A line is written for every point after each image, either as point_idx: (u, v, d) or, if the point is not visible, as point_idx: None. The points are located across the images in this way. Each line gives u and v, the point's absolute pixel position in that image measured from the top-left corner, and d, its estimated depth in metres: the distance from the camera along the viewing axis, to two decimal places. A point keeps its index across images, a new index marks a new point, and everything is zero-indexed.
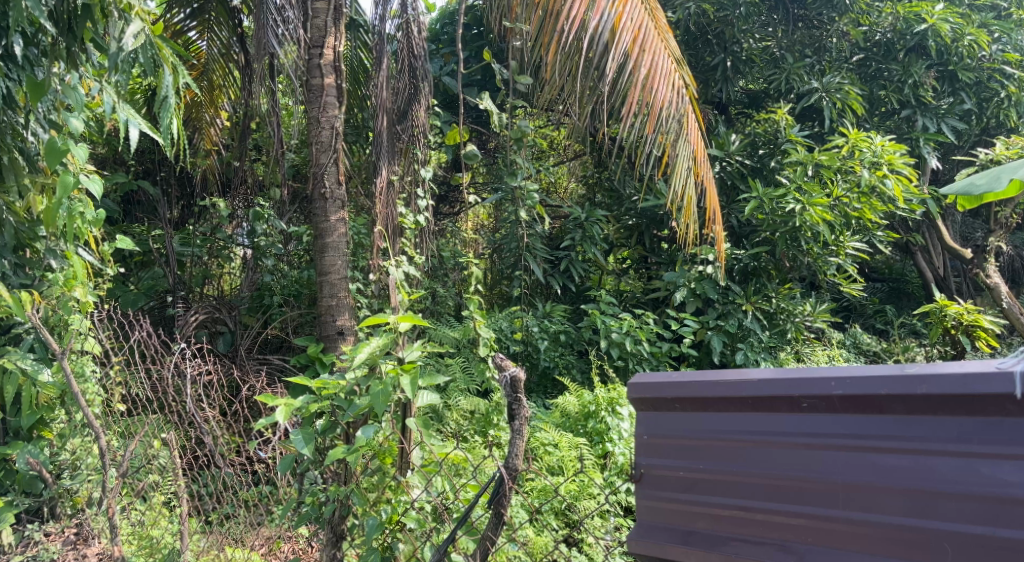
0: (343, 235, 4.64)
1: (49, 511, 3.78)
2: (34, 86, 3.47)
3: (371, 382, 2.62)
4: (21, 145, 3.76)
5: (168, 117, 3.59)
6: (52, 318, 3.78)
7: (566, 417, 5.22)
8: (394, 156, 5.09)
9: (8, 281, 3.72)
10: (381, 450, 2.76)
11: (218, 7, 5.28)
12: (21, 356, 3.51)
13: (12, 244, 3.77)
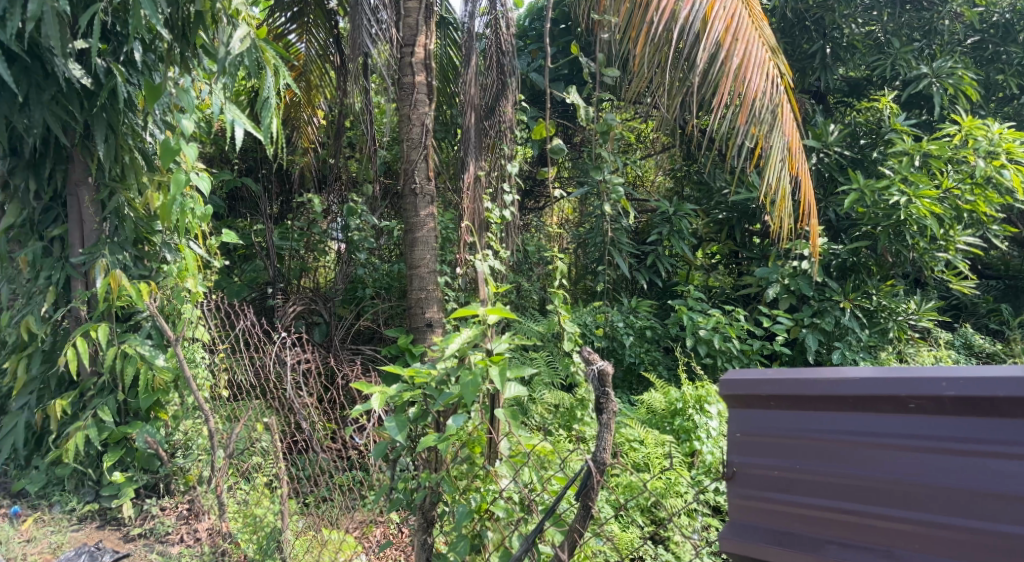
0: (432, 230, 4.74)
1: (164, 487, 4.01)
2: (152, 90, 3.69)
3: (461, 372, 2.69)
4: (140, 146, 4.04)
5: (269, 117, 3.79)
6: (167, 307, 4.04)
7: (652, 414, 5.16)
8: (481, 152, 5.16)
9: (128, 273, 4.01)
10: (470, 439, 2.81)
11: (317, 9, 5.51)
12: (140, 343, 3.86)
13: (132, 238, 4.05)
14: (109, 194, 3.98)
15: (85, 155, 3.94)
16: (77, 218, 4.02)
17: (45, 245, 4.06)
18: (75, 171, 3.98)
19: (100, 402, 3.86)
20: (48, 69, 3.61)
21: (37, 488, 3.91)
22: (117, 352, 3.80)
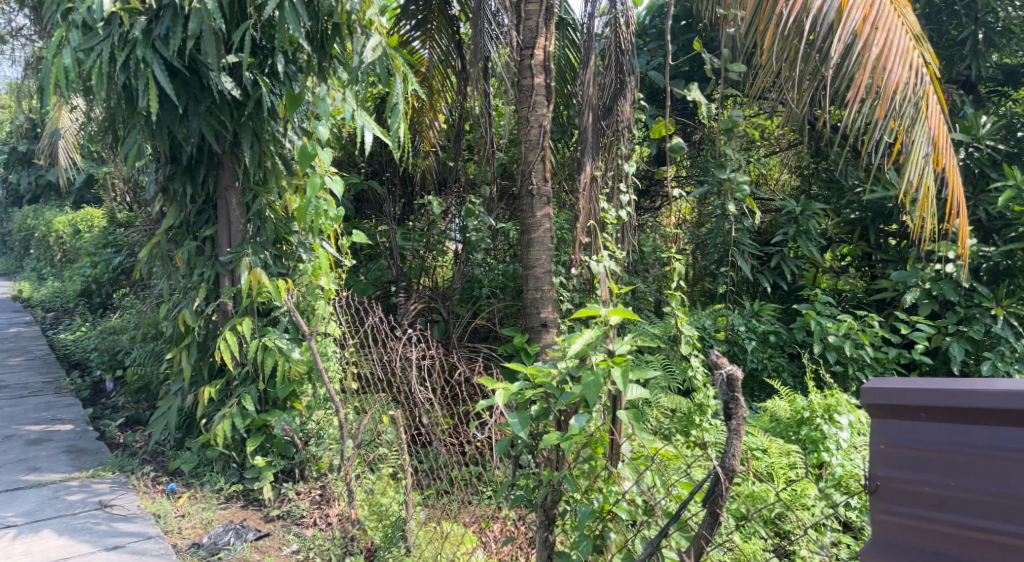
0: (548, 231, 4.77)
1: (299, 472, 4.24)
2: (294, 98, 3.97)
3: (583, 372, 2.67)
4: (280, 152, 4.31)
5: (398, 122, 3.95)
6: (303, 303, 4.28)
7: (776, 423, 4.94)
8: (598, 152, 5.13)
9: (268, 270, 4.30)
10: (593, 439, 2.76)
11: (440, 16, 5.70)
12: (278, 337, 4.14)
13: (273, 238, 4.33)
14: (253, 197, 4.28)
15: (234, 161, 4.26)
16: (226, 219, 4.36)
17: (198, 244, 4.43)
18: (224, 176, 4.32)
19: (244, 390, 4.19)
20: (205, 83, 3.92)
21: (190, 467, 4.25)
22: (259, 344, 4.10)
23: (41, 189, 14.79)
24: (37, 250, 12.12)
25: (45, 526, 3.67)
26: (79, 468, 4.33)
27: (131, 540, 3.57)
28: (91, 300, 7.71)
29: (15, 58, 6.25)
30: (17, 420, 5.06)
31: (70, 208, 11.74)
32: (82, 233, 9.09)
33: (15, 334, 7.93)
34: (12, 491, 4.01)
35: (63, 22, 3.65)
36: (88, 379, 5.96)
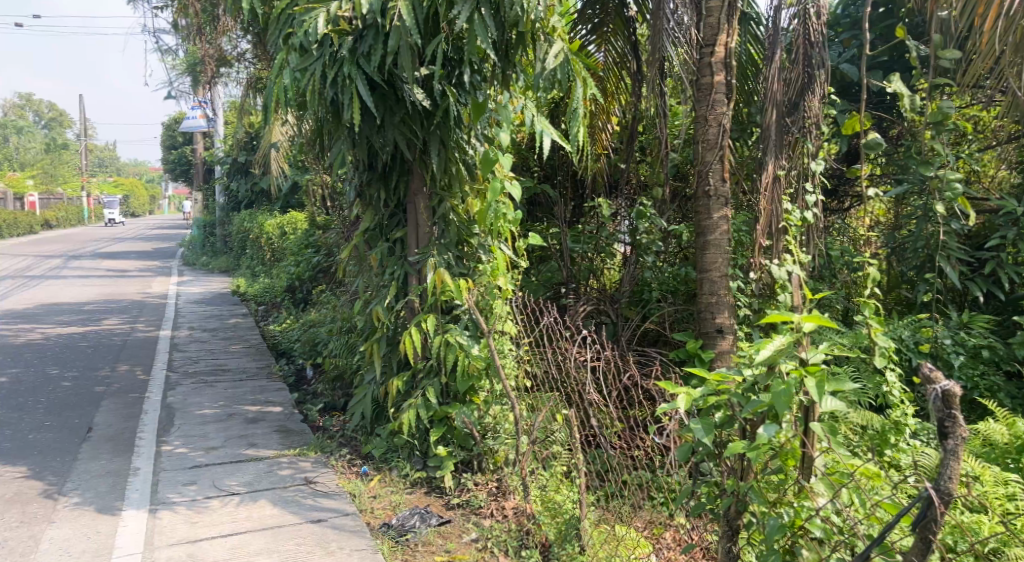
0: (726, 233, 4.55)
1: (477, 464, 4.36)
2: (478, 106, 4.10)
3: (772, 382, 2.51)
4: (464, 158, 4.48)
5: (577, 126, 3.97)
6: (482, 302, 4.44)
7: (991, 448, 4.41)
8: (781, 150, 4.80)
9: (451, 270, 4.53)
10: (783, 451, 2.55)
11: (616, 18, 5.58)
12: (459, 333, 4.33)
13: (456, 240, 4.56)
14: (439, 201, 4.53)
15: (422, 167, 4.52)
16: (414, 222, 4.65)
17: (389, 245, 4.76)
18: (414, 183, 4.60)
19: (428, 383, 4.43)
20: (400, 95, 4.21)
21: (380, 452, 4.55)
22: (441, 340, 4.32)
23: (256, 196, 16.66)
24: (251, 250, 13.66)
25: (261, 496, 4.12)
26: (287, 446, 4.81)
27: (332, 515, 3.91)
28: (295, 295, 8.55)
29: (238, 79, 7.08)
30: (238, 400, 5.74)
31: (278, 212, 13.10)
32: (288, 235, 10.12)
33: (235, 325, 9.01)
34: (234, 462, 4.54)
35: (284, 46, 4.09)
36: (293, 367, 6.63)
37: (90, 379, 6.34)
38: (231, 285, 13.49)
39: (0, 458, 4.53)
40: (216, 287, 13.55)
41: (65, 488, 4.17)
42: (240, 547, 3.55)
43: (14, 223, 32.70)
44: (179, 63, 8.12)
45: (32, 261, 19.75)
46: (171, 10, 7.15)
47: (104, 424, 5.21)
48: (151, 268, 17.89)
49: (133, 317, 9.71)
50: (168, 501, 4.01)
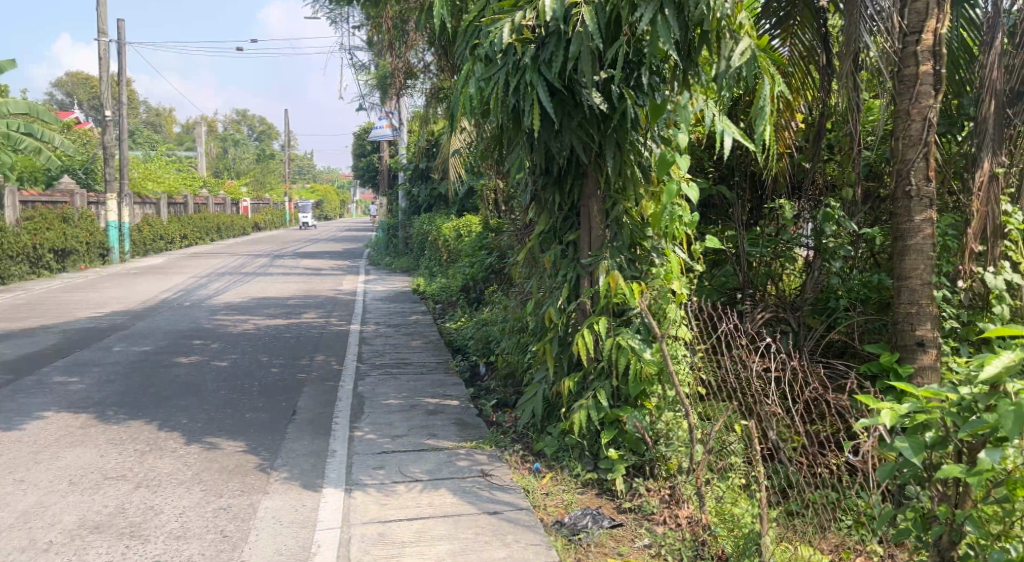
0: (930, 238, 4.08)
1: (649, 469, 4.28)
2: (656, 107, 4.00)
3: (996, 401, 2.21)
4: (640, 160, 4.38)
5: (763, 125, 3.67)
6: (655, 306, 4.31)
7: None
8: (1000, 146, 4.30)
9: (623, 273, 4.44)
10: (1011, 478, 2.26)
11: (805, 10, 5.24)
12: (631, 337, 4.26)
13: (629, 242, 4.46)
14: (612, 204, 4.49)
15: (597, 171, 4.51)
16: (587, 225, 4.67)
17: (562, 248, 4.83)
18: (589, 185, 4.62)
19: (599, 384, 4.38)
20: (578, 100, 4.21)
21: (552, 451, 4.62)
22: (614, 343, 4.24)
23: (434, 200, 17.65)
24: (430, 251, 14.48)
25: (442, 485, 4.34)
26: (464, 439, 5.04)
27: (507, 508, 4.04)
28: (471, 295, 8.99)
29: (423, 91, 7.53)
30: (419, 392, 6.11)
31: (454, 215, 13.78)
32: (464, 237, 10.61)
33: (414, 322, 9.60)
34: (417, 451, 4.83)
35: (471, 56, 4.29)
36: (467, 363, 6.95)
37: (293, 367, 7.04)
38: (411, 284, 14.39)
39: (224, 433, 5.15)
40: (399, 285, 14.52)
41: (275, 464, 4.66)
42: (424, 531, 3.76)
43: (230, 227, 37.11)
44: (371, 77, 8.76)
45: (243, 259, 22.26)
46: (366, 28, 7.74)
47: (306, 408, 5.75)
48: (342, 268, 19.52)
49: (327, 311, 10.66)
50: (361, 484, 4.35)
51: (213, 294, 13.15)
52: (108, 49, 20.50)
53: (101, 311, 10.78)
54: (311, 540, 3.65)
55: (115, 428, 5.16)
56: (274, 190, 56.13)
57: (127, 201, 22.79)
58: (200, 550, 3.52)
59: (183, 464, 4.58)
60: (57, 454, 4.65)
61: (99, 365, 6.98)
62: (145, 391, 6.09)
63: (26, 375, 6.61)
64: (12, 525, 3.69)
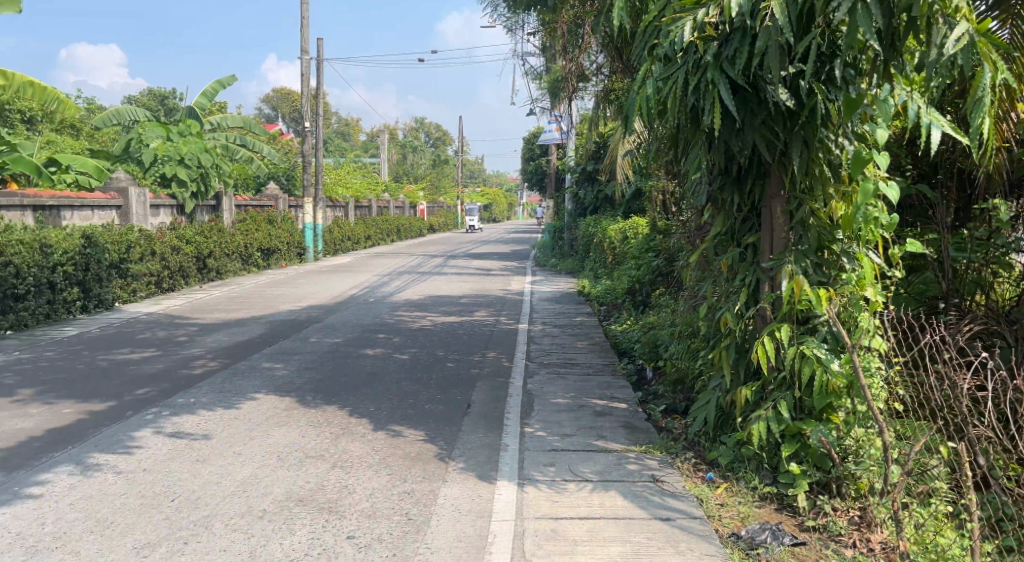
0: None
1: (836, 488, 3.98)
2: (852, 102, 3.69)
3: None
4: (830, 159, 4.09)
5: (981, 118, 3.23)
6: (844, 313, 4.04)
7: None
8: None
9: (808, 278, 4.15)
10: None
11: None
12: (817, 346, 3.96)
13: (815, 245, 4.19)
14: (798, 205, 4.22)
15: (781, 170, 4.25)
16: (769, 228, 4.44)
17: (740, 251, 4.62)
18: (771, 185, 4.38)
19: (780, 395, 4.11)
20: (762, 96, 3.99)
21: (727, 461, 4.46)
22: (796, 352, 3.98)
23: (601, 202, 17.78)
24: (595, 253, 14.60)
25: (612, 487, 4.35)
26: (634, 442, 5.04)
27: (681, 516, 3.95)
28: (638, 297, 8.99)
29: (595, 93, 7.61)
30: (587, 393, 6.19)
31: (621, 217, 13.77)
32: (630, 240, 10.58)
33: (580, 323, 9.73)
34: (587, 452, 4.89)
35: (649, 57, 4.25)
36: (634, 366, 6.95)
37: (467, 362, 7.38)
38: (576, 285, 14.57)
39: (407, 421, 5.50)
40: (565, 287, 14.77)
41: (453, 454, 4.90)
42: (596, 531, 3.78)
43: (408, 228, 39.67)
44: (544, 82, 8.98)
45: (421, 259, 23.69)
46: (541, 34, 7.94)
47: (480, 402, 6.00)
48: (511, 268, 20.18)
49: (496, 310, 11.06)
50: (533, 479, 4.47)
51: (394, 291, 14.08)
52: (310, 66, 22.61)
53: (299, 305, 11.93)
54: (489, 530, 3.80)
55: (314, 411, 5.68)
56: (444, 194, 58.89)
57: (320, 204, 24.97)
58: (388, 530, 3.77)
59: (371, 448, 4.94)
60: (267, 432, 5.20)
61: (299, 354, 7.72)
62: (338, 378, 6.65)
63: (241, 360, 7.45)
64: (233, 492, 4.17)
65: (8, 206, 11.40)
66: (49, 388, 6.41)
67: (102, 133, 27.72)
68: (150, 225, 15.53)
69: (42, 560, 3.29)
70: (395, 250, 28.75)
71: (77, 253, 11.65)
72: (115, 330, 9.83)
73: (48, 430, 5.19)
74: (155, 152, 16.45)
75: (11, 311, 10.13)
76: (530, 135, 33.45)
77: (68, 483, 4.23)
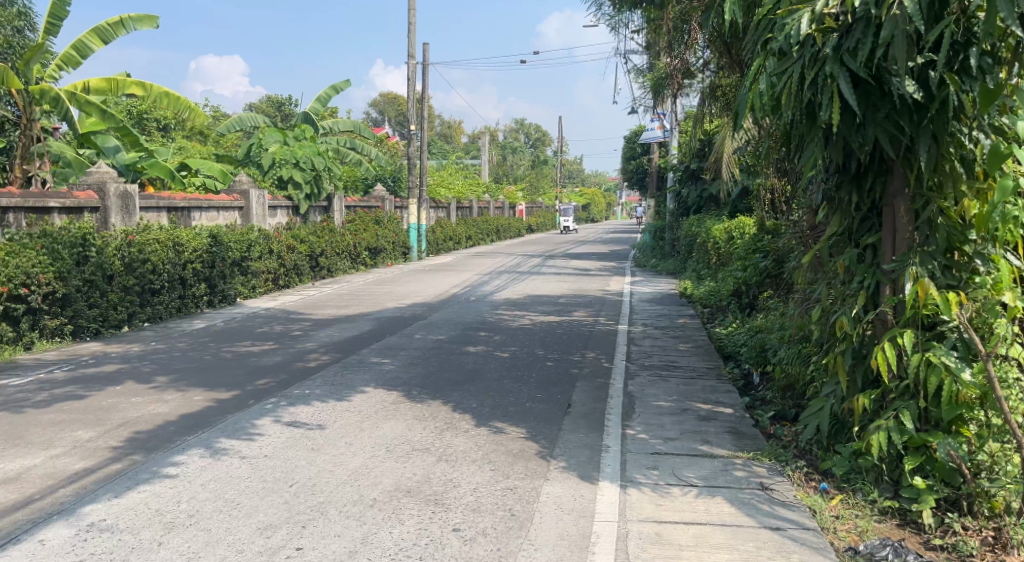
0: None
1: (966, 506, 3.70)
2: (991, 94, 3.41)
3: None
4: (964, 154, 3.88)
5: None
6: (978, 319, 3.80)
7: None
8: None
9: (935, 281, 3.91)
10: None
11: None
12: (945, 354, 3.71)
13: (944, 247, 3.94)
14: (924, 203, 3.99)
15: (906, 167, 4.04)
16: (891, 227, 4.20)
17: (859, 252, 4.40)
18: (894, 183, 4.15)
19: (902, 404, 3.88)
20: (886, 89, 3.78)
21: (842, 472, 4.26)
22: (922, 359, 3.74)
23: (705, 201, 17.39)
24: (698, 254, 14.28)
25: (718, 493, 4.25)
26: (741, 449, 4.91)
27: (792, 526, 3.79)
28: (743, 299, 8.75)
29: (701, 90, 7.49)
30: (690, 396, 6.08)
31: (726, 217, 13.42)
32: (736, 240, 10.29)
33: (682, 325, 9.56)
34: (691, 456, 4.81)
35: (763, 52, 4.13)
36: (739, 371, 6.77)
37: (567, 361, 7.39)
38: (678, 287, 14.31)
39: (509, 418, 5.57)
40: (667, 288, 14.55)
41: (555, 452, 4.93)
42: (702, 536, 3.69)
43: (507, 228, 40.19)
44: (647, 80, 8.89)
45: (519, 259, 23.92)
46: (645, 32, 7.87)
47: (580, 402, 6.00)
48: (610, 268, 20.05)
49: (596, 310, 11.02)
50: (636, 482, 4.43)
51: (495, 290, 14.30)
52: (416, 71, 23.33)
53: (404, 302, 12.33)
54: (591, 530, 3.78)
55: (419, 405, 5.86)
56: (541, 194, 59.10)
57: (424, 205, 25.63)
58: (493, 524, 3.82)
59: (475, 443, 5.04)
60: (377, 424, 5.40)
61: (404, 350, 7.97)
62: (442, 374, 6.83)
63: (351, 355, 7.77)
64: (345, 480, 4.35)
65: (146, 208, 12.37)
66: (181, 376, 6.90)
67: (226, 139, 29.57)
68: (268, 226, 16.45)
69: (177, 534, 3.55)
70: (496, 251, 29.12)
71: (205, 252, 12.49)
72: (237, 325, 10.48)
73: (182, 415, 5.60)
74: (274, 156, 17.50)
75: (148, 305, 10.99)
76: (631, 134, 33.08)
77: (199, 464, 4.55)
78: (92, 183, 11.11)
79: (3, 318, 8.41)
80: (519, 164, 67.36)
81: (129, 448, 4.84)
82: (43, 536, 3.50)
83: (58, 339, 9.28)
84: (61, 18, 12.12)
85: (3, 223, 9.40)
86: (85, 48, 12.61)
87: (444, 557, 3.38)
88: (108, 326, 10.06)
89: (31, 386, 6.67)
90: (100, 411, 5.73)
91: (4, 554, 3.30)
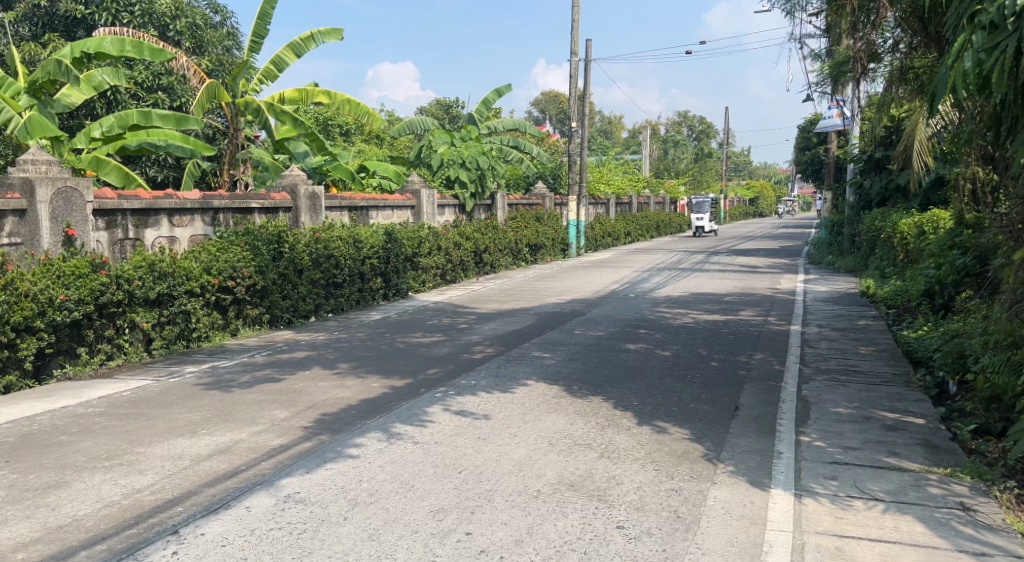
0: None
1: None
2: None
3: None
4: None
5: None
6: None
7: None
8: None
9: None
10: None
11: None
12: None
13: None
14: None
15: None
16: None
17: None
18: None
19: None
20: None
21: None
22: None
23: (890, 193, 16.08)
24: (882, 250, 13.23)
25: (909, 511, 3.89)
26: (935, 463, 4.48)
27: (998, 552, 3.38)
28: (938, 300, 8.05)
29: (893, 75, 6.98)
30: (875, 404, 5.65)
31: (916, 210, 12.36)
32: (928, 236, 9.43)
33: (864, 327, 8.88)
34: (877, 469, 4.46)
35: (969, 26, 3.72)
36: (932, 379, 6.19)
37: (734, 362, 7.11)
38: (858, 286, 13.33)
39: (673, 418, 5.46)
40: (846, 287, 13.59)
41: (722, 456, 4.76)
42: (890, 555, 3.39)
43: (668, 224, 39.38)
44: (826, 67, 8.38)
45: (680, 256, 23.25)
46: (825, 13, 7.40)
47: (749, 405, 5.75)
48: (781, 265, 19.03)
49: (765, 310, 10.51)
50: (813, 491, 4.18)
51: (656, 287, 14.05)
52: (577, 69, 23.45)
53: (565, 298, 12.46)
54: (764, 538, 3.60)
55: (581, 400, 5.89)
56: (705, 188, 57.13)
57: (585, 201, 25.70)
58: (657, 525, 3.74)
59: (638, 442, 4.98)
60: (539, 417, 5.49)
61: (565, 344, 8.06)
62: (603, 371, 6.83)
63: (514, 348, 7.98)
64: (510, 470, 4.47)
65: (330, 208, 13.40)
66: (361, 364, 7.41)
67: (400, 141, 31.28)
68: (437, 223, 17.26)
69: (360, 511, 3.82)
70: (658, 247, 28.55)
71: (381, 248, 13.33)
72: (409, 317, 11.08)
73: (362, 400, 6.02)
74: (442, 157, 18.33)
75: (332, 297, 11.89)
76: (806, 123, 31.17)
77: (378, 447, 4.86)
78: (286, 185, 12.25)
79: (214, 307, 9.46)
80: (679, 158, 65.36)
81: (318, 428, 5.27)
82: (249, 503, 3.90)
83: (258, 327, 10.28)
84: (261, 35, 13.39)
85: (215, 222, 10.59)
86: (280, 62, 13.84)
87: (608, 554, 3.36)
88: (298, 316, 11.00)
89: (236, 368, 7.47)
90: (292, 393, 6.29)
91: (218, 516, 3.71)
